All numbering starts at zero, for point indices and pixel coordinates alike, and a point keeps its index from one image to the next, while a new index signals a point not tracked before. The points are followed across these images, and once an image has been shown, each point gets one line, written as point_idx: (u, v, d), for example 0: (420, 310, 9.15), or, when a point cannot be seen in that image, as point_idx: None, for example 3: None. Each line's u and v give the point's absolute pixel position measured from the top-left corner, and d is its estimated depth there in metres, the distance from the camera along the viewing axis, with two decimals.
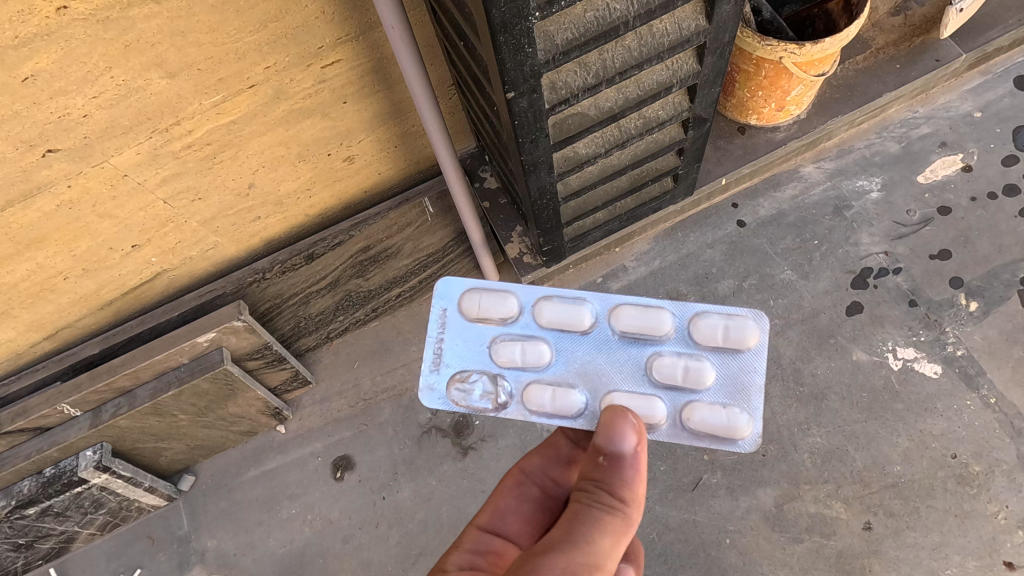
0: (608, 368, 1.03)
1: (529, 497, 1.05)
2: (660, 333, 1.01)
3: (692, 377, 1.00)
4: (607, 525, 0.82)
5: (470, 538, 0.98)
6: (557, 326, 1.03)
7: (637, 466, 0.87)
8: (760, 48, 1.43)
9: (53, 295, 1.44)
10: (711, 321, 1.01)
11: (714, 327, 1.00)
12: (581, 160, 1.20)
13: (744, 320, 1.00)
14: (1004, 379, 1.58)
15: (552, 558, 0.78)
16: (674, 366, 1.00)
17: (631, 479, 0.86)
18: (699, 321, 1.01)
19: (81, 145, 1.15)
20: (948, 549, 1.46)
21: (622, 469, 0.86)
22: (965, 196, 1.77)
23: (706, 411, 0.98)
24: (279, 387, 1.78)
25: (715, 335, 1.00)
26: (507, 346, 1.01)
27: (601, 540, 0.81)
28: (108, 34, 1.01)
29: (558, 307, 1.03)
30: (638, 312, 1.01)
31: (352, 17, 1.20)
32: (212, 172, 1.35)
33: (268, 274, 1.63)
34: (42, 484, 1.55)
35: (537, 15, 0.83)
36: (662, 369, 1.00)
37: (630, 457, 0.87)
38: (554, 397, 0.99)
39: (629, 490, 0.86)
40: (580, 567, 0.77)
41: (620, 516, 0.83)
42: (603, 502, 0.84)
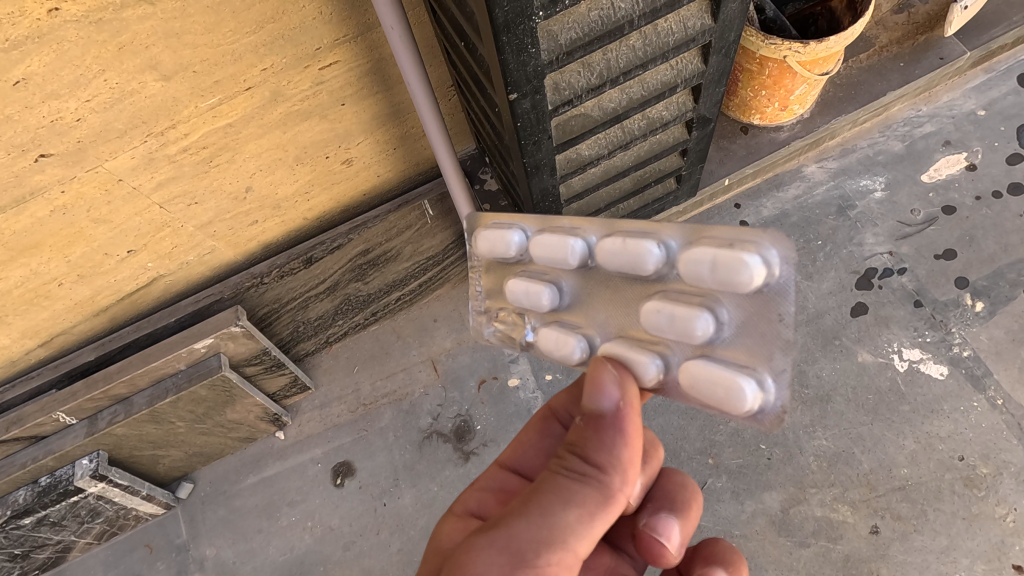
0: (615, 310, 0.93)
1: (553, 436, 1.00)
2: (643, 270, 0.84)
3: (682, 328, 0.81)
4: (575, 494, 0.77)
5: (488, 475, 1.00)
6: (550, 263, 0.94)
7: (624, 428, 0.80)
8: (764, 47, 1.41)
9: (47, 301, 1.41)
10: (702, 253, 0.79)
11: (703, 263, 0.78)
12: (584, 162, 1.18)
13: (744, 252, 0.75)
14: (1011, 379, 1.57)
15: (503, 527, 0.75)
16: (660, 312, 0.83)
17: (613, 443, 0.79)
18: (696, 253, 0.80)
19: (74, 150, 1.13)
20: (956, 552, 1.44)
21: (604, 432, 0.80)
22: (970, 195, 1.75)
23: (703, 369, 0.80)
24: (278, 393, 1.76)
25: (704, 273, 0.79)
26: (513, 286, 0.98)
27: (562, 511, 0.76)
28: (101, 36, 0.99)
29: (546, 243, 0.94)
30: (615, 248, 0.85)
31: (350, 17, 1.18)
32: (209, 176, 1.33)
33: (267, 279, 1.61)
34: (38, 493, 1.53)
35: (540, 15, 0.81)
36: (649, 316, 0.84)
37: (612, 417, 0.81)
38: (556, 342, 0.93)
39: (609, 455, 0.79)
40: (535, 541, 0.74)
41: (591, 484, 0.77)
42: (575, 469, 0.79)
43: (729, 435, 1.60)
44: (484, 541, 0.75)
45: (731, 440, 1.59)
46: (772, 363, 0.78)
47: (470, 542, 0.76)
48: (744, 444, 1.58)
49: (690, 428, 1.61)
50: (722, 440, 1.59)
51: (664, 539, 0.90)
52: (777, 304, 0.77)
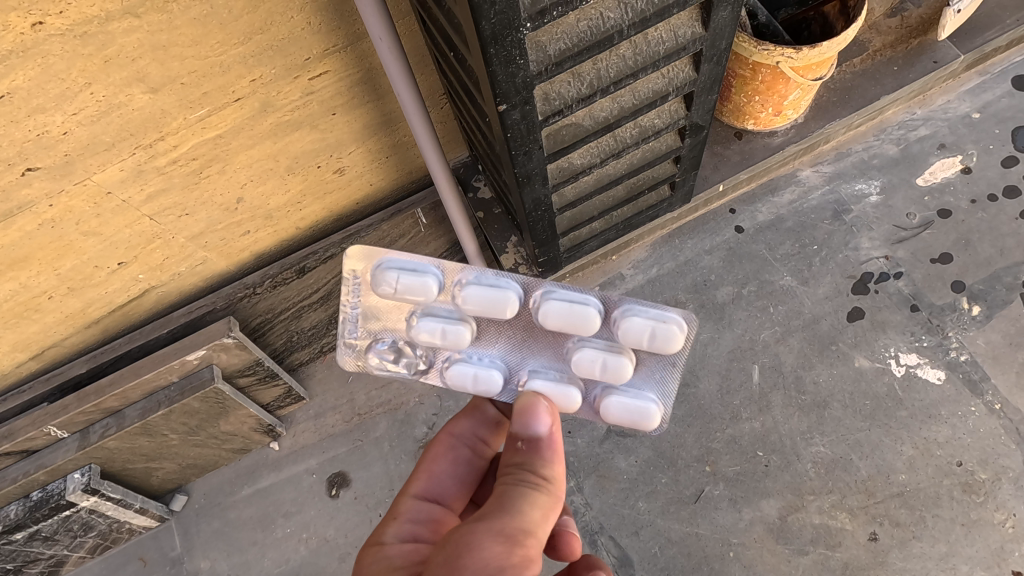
0: (520, 343, 1.03)
1: (464, 461, 1.04)
2: (581, 330, 0.94)
3: (610, 373, 0.96)
4: (535, 499, 0.81)
5: (406, 507, 0.97)
6: (476, 312, 0.95)
7: (558, 449, 0.88)
8: (757, 53, 1.41)
9: (37, 314, 1.40)
10: (639, 322, 0.93)
11: (643, 332, 0.93)
12: (576, 170, 1.18)
13: (673, 325, 0.93)
14: (1008, 384, 1.56)
15: (484, 530, 0.76)
16: (593, 362, 0.96)
17: (552, 459, 0.86)
18: (626, 319, 0.94)
19: (62, 163, 1.12)
20: (956, 559, 1.43)
21: (545, 449, 0.87)
22: (965, 198, 1.74)
23: (622, 401, 0.98)
24: (272, 404, 1.75)
25: (639, 338, 0.93)
26: (424, 325, 0.97)
27: (529, 512, 0.79)
28: (87, 49, 0.98)
29: (478, 295, 0.94)
30: (563, 311, 0.93)
31: (339, 27, 1.17)
32: (199, 187, 1.32)
33: (259, 289, 1.60)
34: (29, 508, 1.51)
35: (528, 27, 0.80)
36: (582, 363, 0.96)
37: (547, 438, 0.88)
38: (472, 380, 0.98)
39: (551, 469, 0.85)
40: (515, 536, 0.76)
41: (546, 493, 0.82)
42: (527, 480, 0.83)
43: (726, 442, 1.59)
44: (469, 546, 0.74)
45: (729, 447, 1.58)
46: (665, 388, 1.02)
47: (455, 550, 0.75)
48: (741, 451, 1.57)
49: (686, 435, 1.60)
50: (719, 448, 1.58)
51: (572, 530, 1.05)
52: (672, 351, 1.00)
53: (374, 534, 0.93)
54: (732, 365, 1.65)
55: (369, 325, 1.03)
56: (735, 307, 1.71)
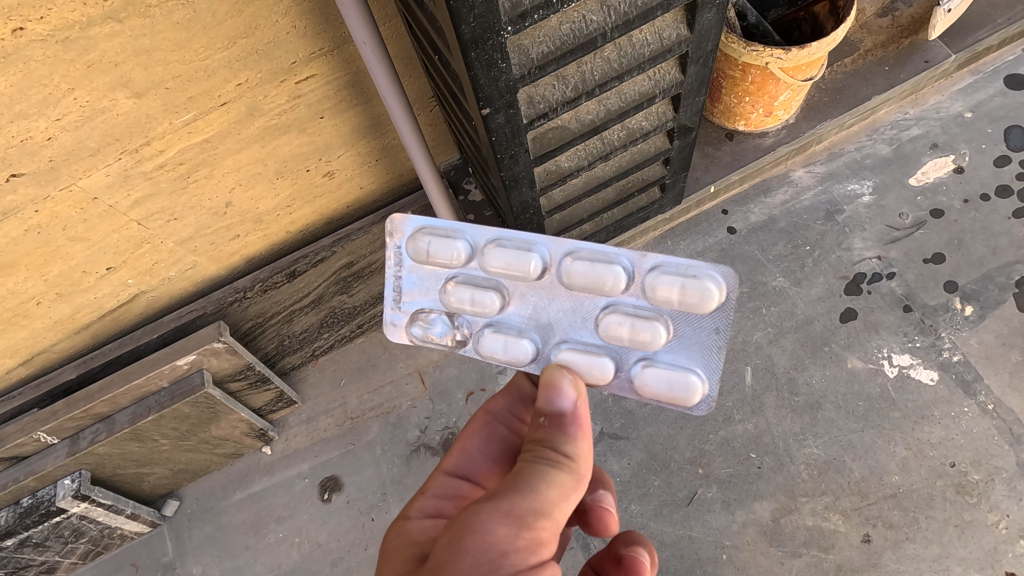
0: (559, 314, 0.98)
1: (497, 438, 1.01)
2: (609, 290, 0.93)
3: (642, 338, 0.93)
4: (554, 477, 0.80)
5: (436, 483, 0.95)
6: (503, 273, 0.95)
7: (585, 425, 0.86)
8: (745, 54, 1.40)
9: (26, 320, 1.39)
10: (668, 279, 0.91)
11: (671, 287, 0.90)
12: (564, 173, 1.17)
13: (704, 280, 0.89)
14: (1002, 384, 1.56)
15: (493, 505, 0.76)
16: (622, 325, 0.93)
17: (577, 436, 0.84)
18: (655, 278, 0.92)
19: (46, 169, 1.11)
20: (949, 560, 1.42)
21: (569, 426, 0.85)
22: (958, 198, 1.74)
23: (659, 371, 0.93)
24: (264, 408, 1.74)
25: (669, 294, 0.91)
26: (457, 290, 0.97)
27: (546, 491, 0.78)
28: (69, 54, 0.98)
29: (504, 254, 0.94)
30: (586, 268, 0.92)
31: (325, 31, 1.17)
32: (187, 192, 1.31)
33: (249, 293, 1.59)
34: (20, 514, 1.51)
35: (509, 30, 0.79)
36: (611, 327, 0.94)
37: (571, 414, 0.86)
38: (505, 346, 0.96)
39: (574, 447, 0.84)
40: (527, 514, 0.75)
41: (566, 472, 0.81)
42: (547, 457, 0.82)
43: (719, 444, 1.58)
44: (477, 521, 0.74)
45: (721, 449, 1.58)
46: (709, 363, 0.94)
47: (462, 522, 0.75)
48: (734, 453, 1.57)
49: (679, 438, 1.60)
50: (712, 450, 1.58)
51: (608, 506, 1.05)
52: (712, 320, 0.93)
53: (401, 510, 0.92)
54: (724, 367, 1.65)
55: (408, 298, 1.01)
56: None
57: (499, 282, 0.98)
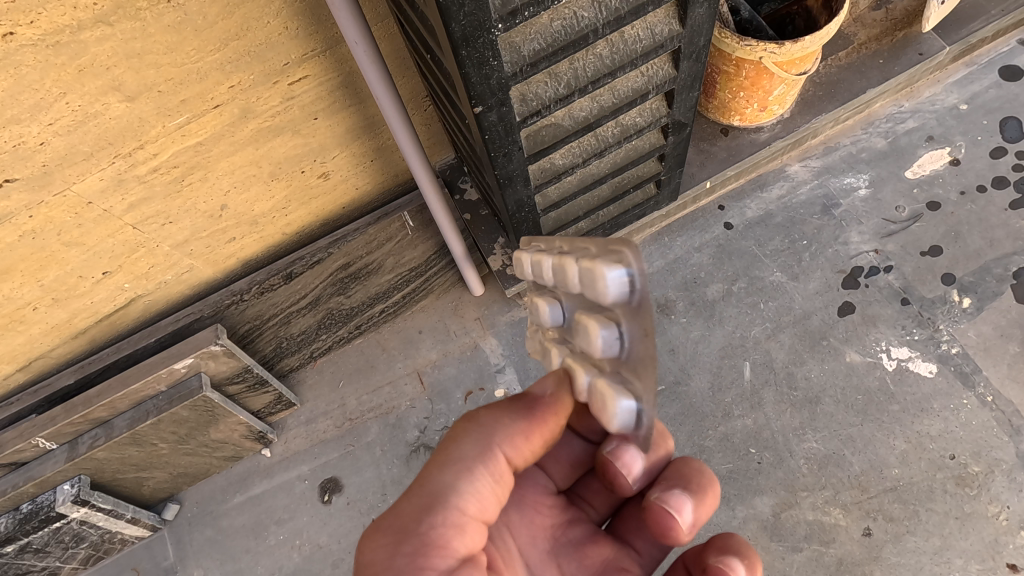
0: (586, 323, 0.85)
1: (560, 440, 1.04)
2: (570, 288, 0.78)
3: (593, 346, 0.75)
4: (475, 468, 0.80)
5: None
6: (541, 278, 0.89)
7: (523, 405, 0.85)
8: (739, 49, 1.40)
9: (22, 326, 1.39)
10: (582, 268, 0.72)
11: (579, 278, 0.72)
12: (559, 171, 1.17)
13: (590, 268, 0.67)
14: (1000, 376, 1.55)
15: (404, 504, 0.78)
16: (581, 329, 0.77)
17: (502, 413, 0.84)
18: (576, 269, 0.73)
19: (40, 174, 1.11)
20: (950, 553, 1.42)
21: (509, 404, 0.86)
22: (954, 190, 1.74)
23: (605, 388, 0.73)
24: (262, 410, 1.74)
25: (585, 287, 0.72)
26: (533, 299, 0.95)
27: (443, 473, 0.79)
28: (59, 59, 0.97)
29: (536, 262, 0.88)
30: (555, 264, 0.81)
31: (317, 32, 1.17)
32: (182, 195, 1.31)
33: (246, 296, 1.59)
34: (19, 520, 1.50)
35: (500, 28, 0.79)
36: (580, 333, 0.79)
37: (535, 403, 0.85)
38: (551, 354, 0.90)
39: (513, 435, 0.83)
40: (428, 511, 0.76)
41: (493, 462, 0.81)
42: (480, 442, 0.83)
43: (718, 440, 1.58)
44: (383, 512, 0.79)
45: (721, 445, 1.58)
46: (645, 382, 0.66)
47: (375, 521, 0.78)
48: (733, 449, 1.57)
49: (678, 434, 1.60)
50: (712, 446, 1.58)
51: (676, 514, 0.88)
52: (636, 320, 0.64)
53: None
54: (723, 362, 1.65)
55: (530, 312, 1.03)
56: (726, 304, 1.70)
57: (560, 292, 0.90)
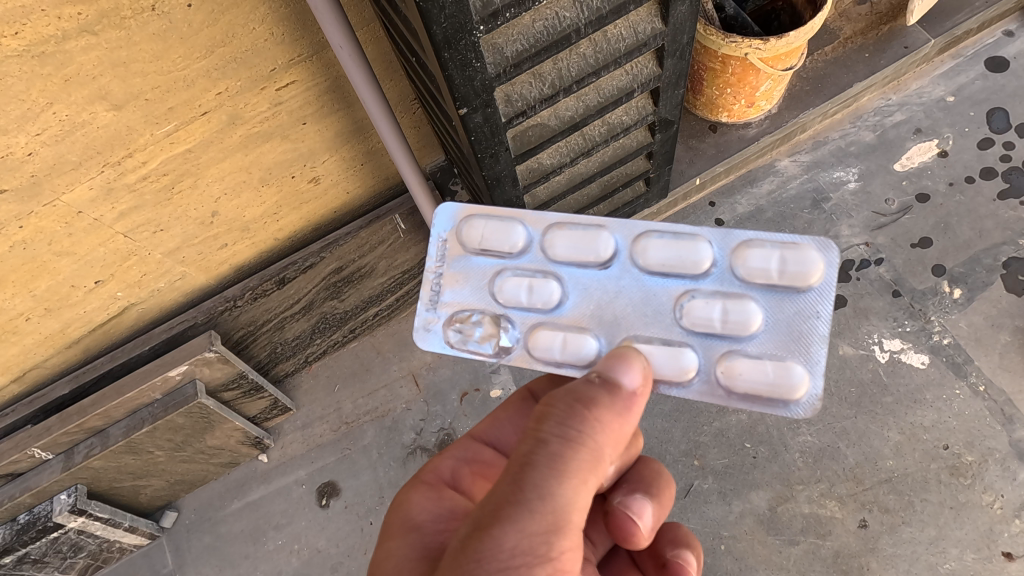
0: (638, 306, 0.91)
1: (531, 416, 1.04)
2: (692, 269, 0.89)
3: (733, 324, 0.86)
4: (572, 470, 0.71)
5: (459, 445, 1.01)
6: (558, 256, 0.93)
7: (626, 407, 0.77)
8: (725, 45, 1.41)
9: (16, 336, 1.39)
10: (764, 252, 0.86)
11: (769, 258, 0.86)
12: (547, 170, 1.18)
13: (812, 252, 0.84)
14: (992, 365, 1.56)
15: (510, 526, 0.67)
16: (710, 308, 0.87)
17: (609, 414, 0.75)
18: (752, 254, 0.87)
19: (28, 184, 1.11)
20: (945, 543, 1.43)
21: (611, 400, 0.76)
22: (943, 181, 1.75)
23: (750, 362, 0.85)
24: (258, 416, 1.74)
25: (663, 254, 0.89)
26: (512, 281, 0.93)
27: (562, 487, 0.70)
28: (45, 69, 0.98)
29: (573, 237, 0.92)
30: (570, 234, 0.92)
31: (303, 37, 1.17)
32: (172, 203, 1.31)
33: (240, 302, 1.59)
34: (16, 531, 1.50)
35: (481, 29, 0.80)
36: (696, 312, 0.88)
37: (624, 394, 0.78)
38: (563, 342, 0.89)
39: (602, 428, 0.74)
40: (540, 533, 0.68)
41: (591, 460, 0.73)
42: (562, 436, 0.72)
43: (713, 435, 1.59)
44: (495, 530, 0.67)
45: (716, 440, 1.58)
46: (809, 355, 0.85)
47: (472, 543, 0.68)
48: (729, 444, 1.57)
49: (674, 431, 1.60)
50: (707, 441, 1.58)
51: (637, 518, 0.92)
52: (819, 304, 0.85)
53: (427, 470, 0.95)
54: None
55: (448, 299, 0.95)
56: None
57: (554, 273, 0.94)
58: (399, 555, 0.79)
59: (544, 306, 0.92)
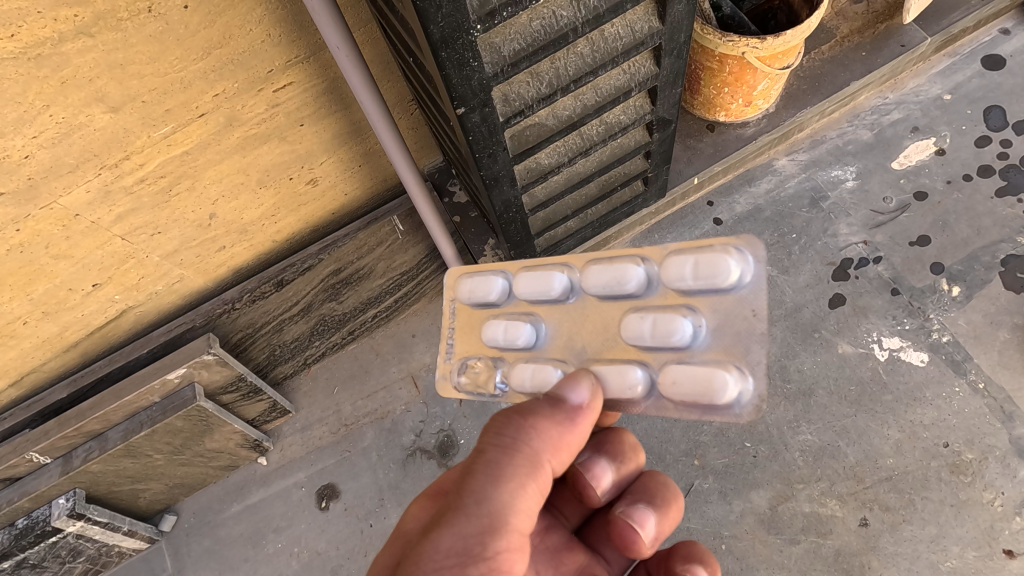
0: (598, 334, 0.91)
1: None
2: (625, 288, 0.87)
3: (665, 335, 0.84)
4: (505, 475, 0.75)
5: None
6: (529, 297, 0.93)
7: (568, 418, 0.79)
8: (722, 44, 1.41)
9: (14, 340, 1.39)
10: (683, 261, 0.85)
11: (685, 265, 0.84)
12: (545, 170, 1.17)
13: (724, 252, 0.82)
14: (991, 363, 1.56)
15: (446, 528, 0.72)
16: (642, 322, 0.85)
17: (547, 423, 0.79)
18: (673, 263, 0.86)
19: (25, 187, 1.11)
20: (946, 540, 1.43)
21: (550, 412, 0.79)
22: (940, 179, 1.75)
23: (685, 372, 0.82)
24: (257, 419, 1.74)
25: (598, 280, 0.89)
26: (492, 327, 0.94)
27: (494, 490, 0.74)
28: (41, 72, 0.97)
29: (533, 277, 0.93)
30: (532, 277, 0.93)
31: (300, 38, 1.17)
32: (170, 205, 1.31)
33: (238, 304, 1.59)
34: (14, 536, 1.50)
35: (478, 29, 0.80)
36: (631, 327, 0.86)
37: (569, 408, 0.80)
38: (533, 375, 0.89)
39: (539, 437, 0.78)
40: (473, 535, 0.72)
41: (527, 467, 0.76)
42: (499, 445, 0.77)
43: (713, 435, 1.58)
44: (432, 534, 0.73)
45: (717, 440, 1.58)
46: (748, 356, 0.81)
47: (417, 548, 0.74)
48: (729, 443, 1.57)
49: (674, 430, 1.60)
50: (707, 441, 1.58)
51: (638, 527, 0.90)
52: (751, 302, 0.82)
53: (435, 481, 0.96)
54: None
55: (455, 351, 0.99)
56: None
57: (537, 316, 0.95)
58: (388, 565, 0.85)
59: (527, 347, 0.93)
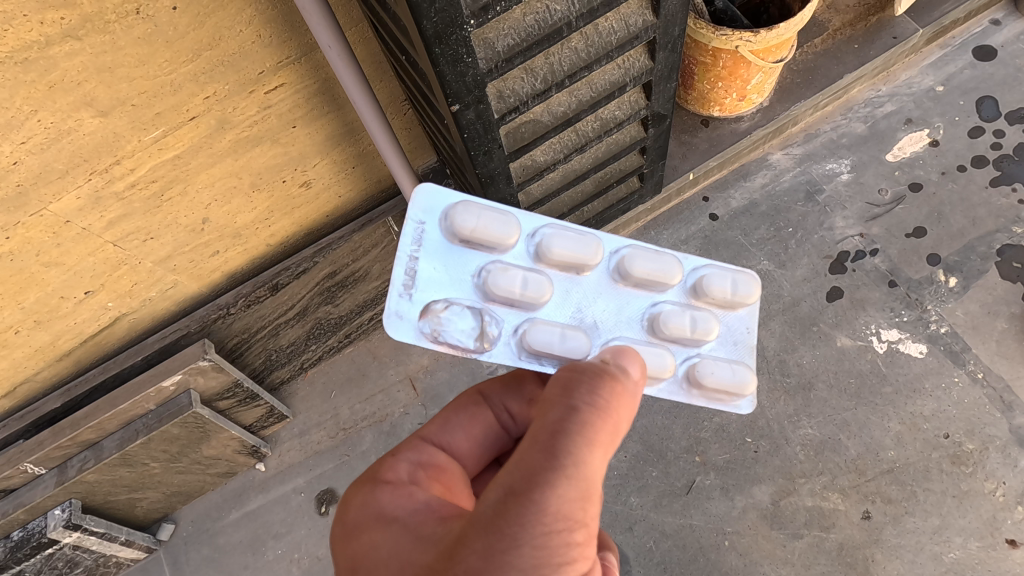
0: (616, 312, 0.96)
1: (483, 420, 1.00)
2: (666, 281, 0.95)
3: (697, 330, 0.95)
4: (596, 438, 0.72)
5: (412, 446, 0.93)
6: (555, 258, 0.92)
7: (634, 390, 0.80)
8: (715, 39, 1.41)
9: (6, 350, 1.37)
10: (720, 273, 0.97)
11: (723, 278, 0.96)
12: (540, 167, 1.16)
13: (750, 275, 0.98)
14: (989, 352, 1.56)
15: (547, 492, 0.66)
16: (683, 319, 0.94)
17: (626, 394, 0.78)
18: (708, 273, 0.97)
19: (14, 194, 1.09)
20: (949, 531, 1.43)
21: (625, 382, 0.79)
22: (935, 171, 1.75)
23: (712, 365, 0.95)
24: (254, 424, 1.72)
25: (647, 266, 0.94)
26: (503, 276, 0.89)
27: (593, 455, 0.70)
28: (29, 76, 0.96)
29: (563, 239, 0.92)
30: (563, 237, 0.91)
31: (291, 39, 1.16)
32: (162, 210, 1.30)
33: (233, 309, 1.57)
34: (11, 548, 1.48)
35: (472, 23, 0.79)
36: (670, 317, 0.94)
37: (634, 383, 0.80)
38: (559, 338, 0.89)
39: (617, 402, 0.76)
40: (575, 499, 0.67)
41: (610, 434, 0.74)
42: (586, 401, 0.73)
43: (714, 431, 1.58)
44: (537, 495, 0.66)
45: (717, 436, 1.57)
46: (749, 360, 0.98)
47: (511, 512, 0.65)
48: (730, 439, 1.57)
49: (675, 427, 1.59)
50: (708, 437, 1.58)
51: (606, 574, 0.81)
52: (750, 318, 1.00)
53: (380, 469, 0.87)
54: None
55: (427, 287, 0.89)
56: None
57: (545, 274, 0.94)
58: (385, 546, 0.76)
59: (533, 302, 0.91)
